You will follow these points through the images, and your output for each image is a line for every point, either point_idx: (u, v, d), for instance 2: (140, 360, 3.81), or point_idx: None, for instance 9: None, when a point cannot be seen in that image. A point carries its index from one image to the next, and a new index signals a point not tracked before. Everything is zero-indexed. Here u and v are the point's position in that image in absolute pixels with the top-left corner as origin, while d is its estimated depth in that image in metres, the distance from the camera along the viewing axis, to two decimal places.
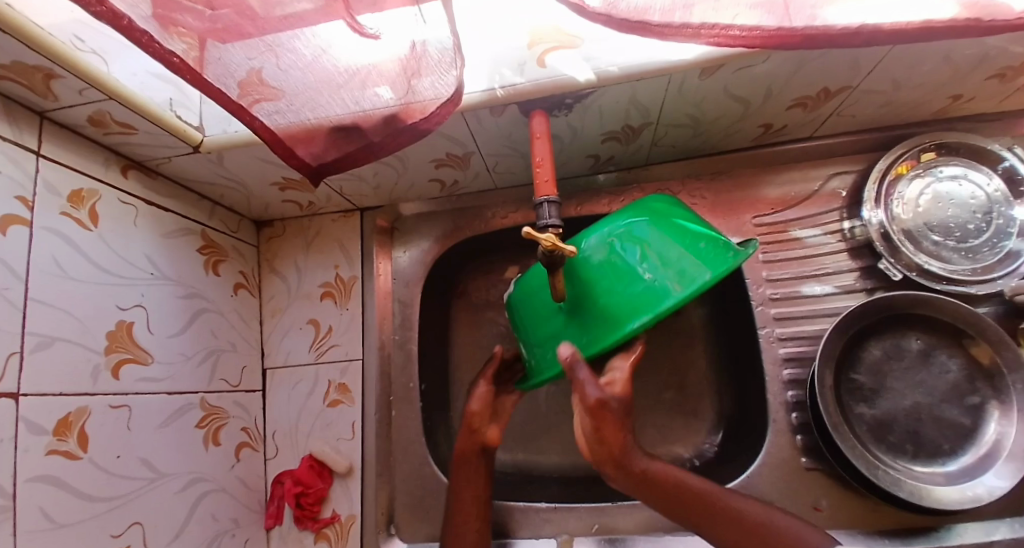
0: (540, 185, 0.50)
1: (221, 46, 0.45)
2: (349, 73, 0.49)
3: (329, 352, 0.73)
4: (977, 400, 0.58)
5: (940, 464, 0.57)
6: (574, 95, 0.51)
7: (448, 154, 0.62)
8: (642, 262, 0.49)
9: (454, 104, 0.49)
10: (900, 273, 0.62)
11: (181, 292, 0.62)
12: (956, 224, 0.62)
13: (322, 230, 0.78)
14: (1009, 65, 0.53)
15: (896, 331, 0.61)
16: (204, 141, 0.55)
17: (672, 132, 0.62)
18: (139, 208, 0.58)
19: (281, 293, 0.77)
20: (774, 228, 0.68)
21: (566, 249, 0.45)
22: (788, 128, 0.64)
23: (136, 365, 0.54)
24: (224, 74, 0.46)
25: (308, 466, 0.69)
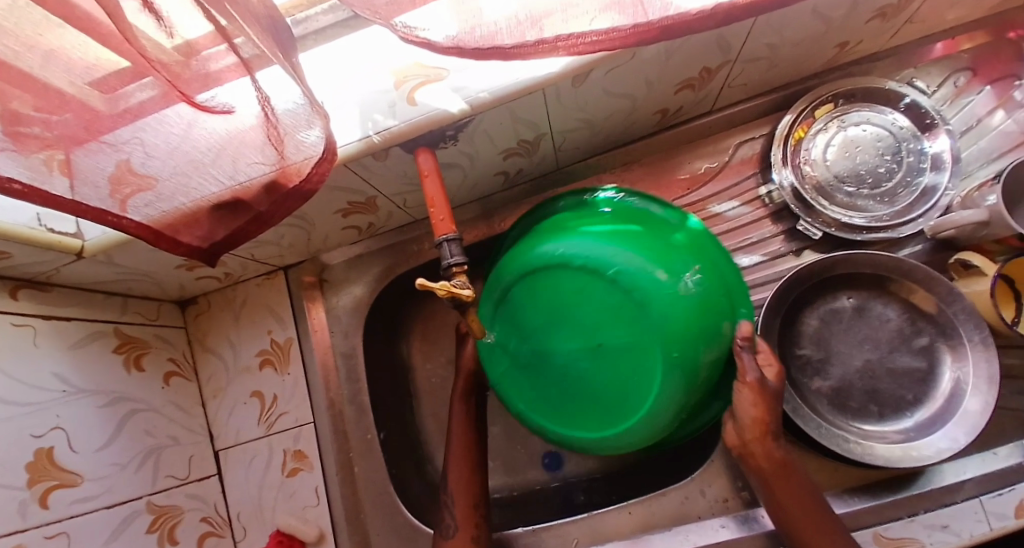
0: (437, 224, 0.49)
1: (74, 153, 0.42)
2: (215, 147, 0.46)
3: (278, 422, 0.71)
4: (925, 343, 0.57)
5: (907, 418, 0.56)
6: (454, 126, 0.50)
7: (350, 202, 0.60)
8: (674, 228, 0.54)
9: (330, 161, 0.47)
10: (820, 231, 0.62)
11: (103, 399, 0.59)
12: (866, 169, 0.62)
13: (249, 298, 0.75)
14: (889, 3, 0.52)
15: (827, 295, 0.61)
16: (85, 246, 0.52)
17: (571, 136, 0.61)
18: (37, 326, 0.54)
19: (219, 370, 0.74)
20: (693, 208, 0.68)
21: (464, 293, 0.43)
22: (685, 108, 0.63)
23: (66, 489, 0.51)
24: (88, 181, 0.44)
25: (276, 544, 0.66)
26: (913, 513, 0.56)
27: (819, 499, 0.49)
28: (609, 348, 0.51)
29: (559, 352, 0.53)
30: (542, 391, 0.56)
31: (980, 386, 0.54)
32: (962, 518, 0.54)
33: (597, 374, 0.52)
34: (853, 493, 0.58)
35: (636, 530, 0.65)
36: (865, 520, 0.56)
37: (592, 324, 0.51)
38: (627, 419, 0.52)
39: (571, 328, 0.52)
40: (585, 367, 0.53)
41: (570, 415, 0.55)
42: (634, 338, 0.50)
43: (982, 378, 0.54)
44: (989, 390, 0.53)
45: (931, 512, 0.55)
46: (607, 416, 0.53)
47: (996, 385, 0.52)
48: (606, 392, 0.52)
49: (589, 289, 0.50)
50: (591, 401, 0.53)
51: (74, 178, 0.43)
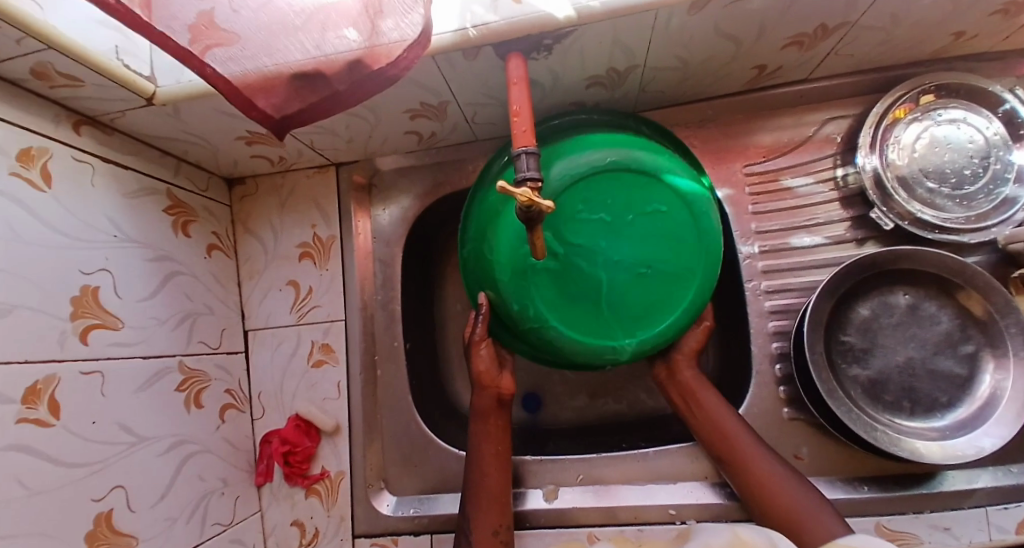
0: (517, 135, 0.47)
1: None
2: (305, 14, 0.46)
3: (310, 313, 0.72)
4: (971, 349, 0.57)
5: (937, 418, 0.56)
6: (553, 35, 0.47)
7: (422, 103, 0.58)
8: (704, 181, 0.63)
9: (421, 48, 0.46)
10: (892, 223, 0.60)
11: (150, 255, 0.59)
12: (952, 168, 0.60)
13: (297, 188, 0.75)
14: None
15: (881, 288, 0.60)
16: (157, 92, 0.51)
17: (658, 77, 0.59)
18: (96, 166, 0.54)
19: (258, 253, 0.74)
20: (763, 178, 0.66)
21: (543, 205, 0.42)
22: (782, 69, 0.60)
23: (106, 330, 0.52)
24: (167, 17, 0.42)
25: (295, 426, 0.69)
26: (919, 511, 0.57)
27: (737, 438, 0.56)
28: (653, 265, 0.57)
29: (611, 250, 0.56)
30: (568, 285, 0.56)
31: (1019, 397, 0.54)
32: (965, 524, 0.56)
33: (626, 283, 0.57)
34: (863, 482, 0.59)
35: (638, 478, 0.67)
36: (869, 509, 0.58)
37: (644, 238, 0.56)
38: (650, 326, 0.58)
39: (622, 233, 0.56)
40: (619, 275, 0.57)
41: (577, 319, 0.57)
42: (677, 261, 0.57)
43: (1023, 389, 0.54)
44: None
45: (936, 513, 0.57)
46: (624, 319, 0.58)
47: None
48: (628, 303, 0.57)
49: (666, 201, 0.56)
50: (616, 304, 0.57)
51: (154, 12, 0.41)
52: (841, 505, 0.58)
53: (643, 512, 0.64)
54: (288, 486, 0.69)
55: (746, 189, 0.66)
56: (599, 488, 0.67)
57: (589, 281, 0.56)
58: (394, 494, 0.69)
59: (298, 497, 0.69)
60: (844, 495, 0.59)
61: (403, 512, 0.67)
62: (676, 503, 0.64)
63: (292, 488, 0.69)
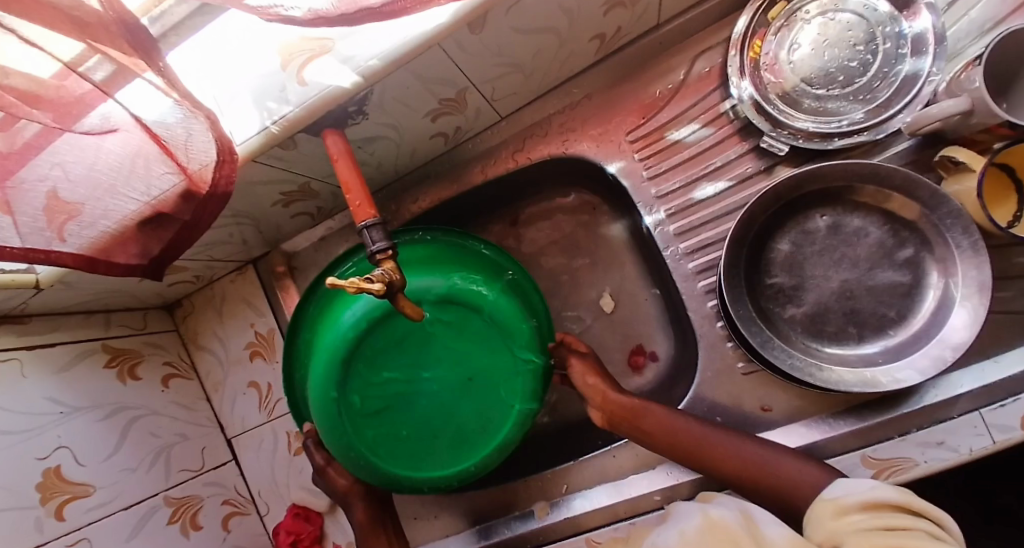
0: (356, 210, 0.47)
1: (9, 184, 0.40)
2: (121, 167, 0.45)
3: (277, 406, 0.75)
4: (909, 253, 0.53)
5: (891, 335, 0.53)
6: (354, 101, 0.46)
7: (284, 192, 0.59)
8: (511, 266, 0.61)
9: (231, 160, 0.46)
10: (786, 145, 0.56)
11: (102, 414, 0.63)
12: (837, 66, 0.55)
13: (227, 294, 0.77)
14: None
15: (798, 216, 0.56)
16: (41, 278, 0.54)
17: (500, 83, 0.56)
18: (23, 358, 0.58)
19: (215, 365, 0.78)
20: (649, 138, 0.62)
21: (374, 287, 0.41)
22: (625, 28, 0.56)
23: (79, 500, 0.57)
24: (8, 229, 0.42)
25: (293, 515, 0.71)
26: (904, 433, 0.54)
27: (678, 427, 0.54)
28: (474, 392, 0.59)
29: (433, 383, 0.59)
30: (402, 425, 0.60)
31: (970, 295, 0.48)
32: (961, 433, 0.52)
33: (453, 413, 0.60)
34: (838, 417, 0.57)
35: (623, 470, 0.66)
36: (849, 444, 0.55)
37: (462, 368, 0.59)
38: (489, 440, 0.61)
39: (436, 369, 0.58)
40: (445, 405, 0.59)
41: (420, 450, 0.61)
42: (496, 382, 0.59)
43: (971, 282, 0.48)
44: (980, 295, 0.47)
45: (923, 430, 0.53)
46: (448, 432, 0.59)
47: (987, 293, 0.47)
48: (463, 428, 0.60)
49: (480, 326, 0.57)
50: (451, 434, 0.60)
51: (14, 215, 0.41)
52: (819, 446, 0.56)
53: (631, 504, 0.63)
54: None
55: (635, 156, 0.63)
56: (610, 486, 0.65)
57: (417, 420, 0.60)
58: None
59: None
60: (819, 435, 0.56)
61: None
62: (659, 488, 0.62)
63: None
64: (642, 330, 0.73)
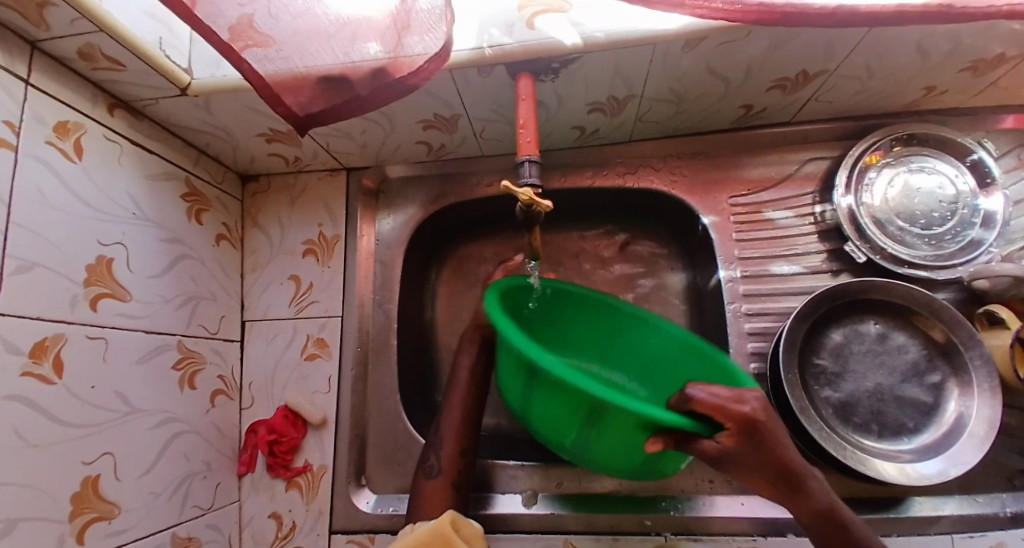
0: (522, 145, 0.52)
1: None
2: (341, 23, 0.51)
3: (308, 308, 0.73)
4: (937, 379, 0.60)
5: (906, 443, 0.58)
6: (562, 59, 0.52)
7: (435, 114, 0.63)
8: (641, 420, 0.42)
9: (442, 60, 0.51)
10: (864, 256, 0.64)
11: (163, 236, 0.61)
12: (922, 211, 0.64)
13: (308, 188, 0.78)
14: (982, 58, 0.55)
15: (855, 316, 0.63)
16: (192, 84, 0.55)
17: (654, 108, 0.64)
18: (123, 147, 0.57)
19: (264, 247, 0.77)
20: (748, 209, 0.70)
21: (540, 206, 0.49)
22: (768, 111, 0.66)
23: (114, 300, 0.53)
24: (213, 13, 0.47)
25: (283, 416, 0.69)
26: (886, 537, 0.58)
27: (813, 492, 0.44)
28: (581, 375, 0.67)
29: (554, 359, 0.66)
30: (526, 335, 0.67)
31: (981, 429, 0.56)
32: None
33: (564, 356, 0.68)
34: None
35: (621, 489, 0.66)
36: None
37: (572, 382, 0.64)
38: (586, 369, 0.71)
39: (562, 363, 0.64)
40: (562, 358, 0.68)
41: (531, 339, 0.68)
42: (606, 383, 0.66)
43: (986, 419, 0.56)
44: (988, 432, 0.55)
45: (904, 537, 0.57)
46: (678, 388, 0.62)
47: (993, 431, 0.55)
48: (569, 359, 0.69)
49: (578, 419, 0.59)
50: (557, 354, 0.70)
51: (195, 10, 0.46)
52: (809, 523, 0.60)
53: (619, 520, 0.63)
54: (269, 477, 0.68)
55: (731, 218, 0.70)
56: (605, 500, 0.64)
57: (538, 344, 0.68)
58: (374, 492, 0.68)
59: (278, 489, 0.68)
60: None
61: (382, 510, 0.66)
62: (651, 514, 0.63)
63: (273, 479, 0.68)
64: None
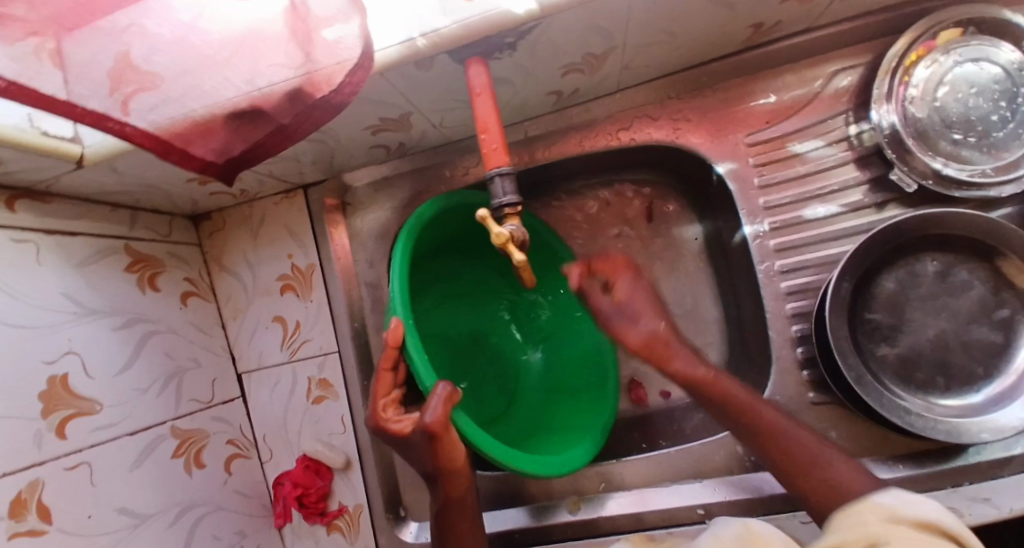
0: (490, 154, 0.41)
1: (69, 39, 0.37)
2: (232, 45, 0.39)
3: (302, 349, 0.68)
4: (1006, 314, 0.52)
5: (974, 392, 0.53)
6: (516, 32, 0.40)
7: (382, 118, 0.51)
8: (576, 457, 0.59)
9: (367, 69, 0.40)
10: (914, 184, 0.54)
11: (118, 323, 0.55)
12: (978, 115, 0.53)
13: (267, 216, 0.69)
14: None
15: (909, 256, 0.54)
16: (85, 154, 0.46)
17: (642, 53, 0.52)
18: (40, 242, 0.49)
19: (238, 291, 0.70)
20: (769, 146, 0.59)
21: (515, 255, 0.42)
22: (782, 23, 0.53)
23: (84, 417, 0.48)
24: (76, 76, 0.37)
25: (304, 467, 0.66)
26: (954, 484, 0.54)
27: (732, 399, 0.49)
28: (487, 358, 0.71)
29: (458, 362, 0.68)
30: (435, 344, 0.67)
31: None
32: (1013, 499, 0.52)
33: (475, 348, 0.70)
34: (898, 460, 0.55)
35: (664, 476, 0.62)
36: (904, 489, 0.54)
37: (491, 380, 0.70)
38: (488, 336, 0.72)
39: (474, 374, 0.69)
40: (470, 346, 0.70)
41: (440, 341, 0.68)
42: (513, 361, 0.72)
43: None
44: None
45: (975, 484, 0.53)
46: (574, 311, 0.71)
47: None
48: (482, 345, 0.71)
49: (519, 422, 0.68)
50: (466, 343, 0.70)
51: (65, 70, 0.36)
52: None
53: (671, 513, 0.59)
54: (308, 524, 0.67)
55: (751, 161, 0.59)
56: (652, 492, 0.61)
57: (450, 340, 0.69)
58: (416, 521, 0.66)
59: (320, 534, 0.67)
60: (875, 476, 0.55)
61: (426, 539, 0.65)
62: (703, 501, 0.59)
63: (312, 525, 0.67)
64: (700, 341, 0.71)
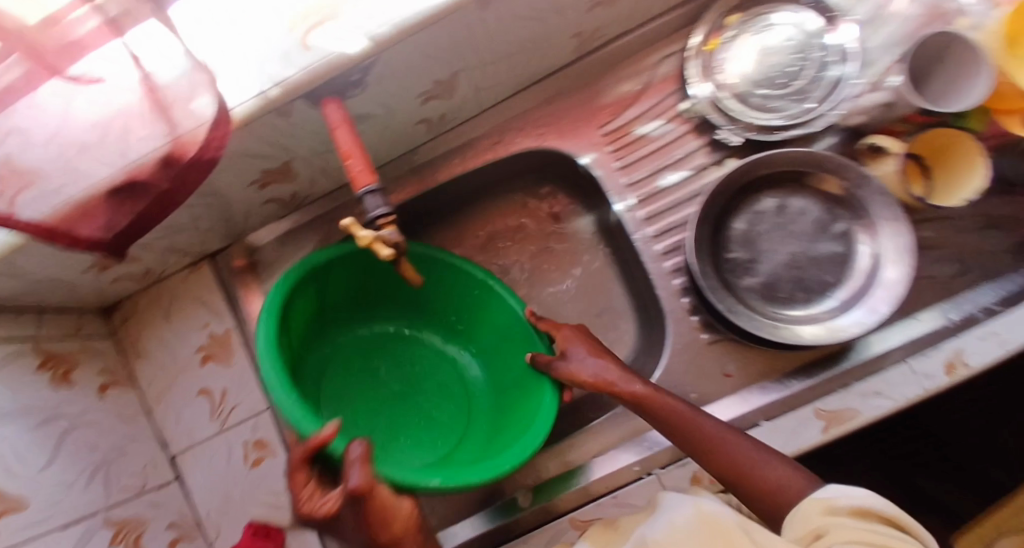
0: (356, 176, 0.45)
1: None
2: (100, 125, 0.40)
3: (232, 415, 0.67)
4: (842, 227, 0.61)
5: (832, 298, 0.60)
6: (358, 69, 0.45)
7: (265, 170, 0.55)
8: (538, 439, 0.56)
9: (226, 124, 0.44)
10: (739, 137, 0.63)
11: (33, 423, 0.53)
12: (777, 71, 0.62)
13: (177, 293, 0.70)
14: None
15: (749, 198, 0.62)
16: None
17: (489, 73, 0.58)
18: None
19: (159, 373, 0.69)
20: (618, 134, 0.67)
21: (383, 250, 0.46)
22: (601, 30, 0.62)
23: (12, 515, 0.47)
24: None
25: (252, 534, 0.63)
26: (846, 387, 0.59)
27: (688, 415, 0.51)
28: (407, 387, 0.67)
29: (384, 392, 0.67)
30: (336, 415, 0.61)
31: (895, 260, 0.57)
32: (897, 387, 0.58)
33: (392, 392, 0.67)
34: (792, 376, 0.61)
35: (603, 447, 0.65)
36: (802, 400, 0.60)
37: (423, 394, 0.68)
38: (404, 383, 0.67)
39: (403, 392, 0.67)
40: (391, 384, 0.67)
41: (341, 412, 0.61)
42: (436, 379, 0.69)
43: (897, 248, 0.57)
44: (902, 257, 0.56)
45: (863, 382, 0.59)
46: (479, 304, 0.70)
47: (910, 255, 0.56)
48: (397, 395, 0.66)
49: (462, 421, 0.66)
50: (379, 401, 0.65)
51: None
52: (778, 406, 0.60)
53: (613, 478, 0.63)
54: None
55: (607, 148, 0.67)
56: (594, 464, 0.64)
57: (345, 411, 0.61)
58: None
59: None
60: (777, 394, 0.60)
61: None
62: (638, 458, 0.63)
63: None
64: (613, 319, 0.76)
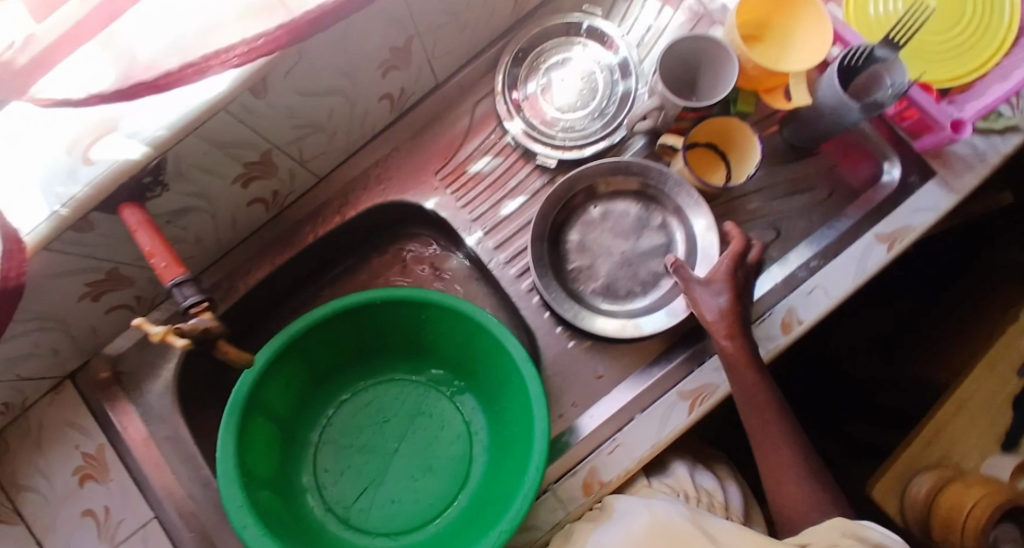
0: (163, 272, 0.46)
1: None
2: None
3: (120, 532, 0.62)
4: (658, 219, 0.67)
5: (664, 284, 0.65)
6: (149, 171, 0.46)
7: (90, 282, 0.56)
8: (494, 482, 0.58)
9: (21, 252, 0.44)
10: (554, 159, 0.69)
11: None
12: (575, 96, 0.70)
13: (45, 420, 0.67)
14: None
15: (576, 211, 0.67)
16: None
17: (308, 144, 0.62)
18: None
19: (41, 505, 0.63)
20: (455, 174, 0.72)
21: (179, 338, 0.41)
22: (408, 89, 0.67)
23: None
24: None
25: None
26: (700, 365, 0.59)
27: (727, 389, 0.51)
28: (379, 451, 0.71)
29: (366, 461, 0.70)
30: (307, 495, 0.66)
31: (704, 238, 0.63)
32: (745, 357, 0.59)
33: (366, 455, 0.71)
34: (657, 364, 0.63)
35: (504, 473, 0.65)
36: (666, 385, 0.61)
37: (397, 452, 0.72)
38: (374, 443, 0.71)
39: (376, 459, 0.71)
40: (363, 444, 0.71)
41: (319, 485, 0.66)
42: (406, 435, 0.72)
43: (703, 227, 0.63)
44: (707, 235, 0.63)
45: (716, 356, 0.59)
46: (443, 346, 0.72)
47: (712, 231, 0.62)
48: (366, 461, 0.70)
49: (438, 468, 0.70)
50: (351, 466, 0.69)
51: None
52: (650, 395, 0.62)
53: None
54: None
55: (447, 191, 0.71)
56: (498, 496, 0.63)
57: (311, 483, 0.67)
58: None
59: None
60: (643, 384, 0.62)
61: None
62: None
63: None
64: None
